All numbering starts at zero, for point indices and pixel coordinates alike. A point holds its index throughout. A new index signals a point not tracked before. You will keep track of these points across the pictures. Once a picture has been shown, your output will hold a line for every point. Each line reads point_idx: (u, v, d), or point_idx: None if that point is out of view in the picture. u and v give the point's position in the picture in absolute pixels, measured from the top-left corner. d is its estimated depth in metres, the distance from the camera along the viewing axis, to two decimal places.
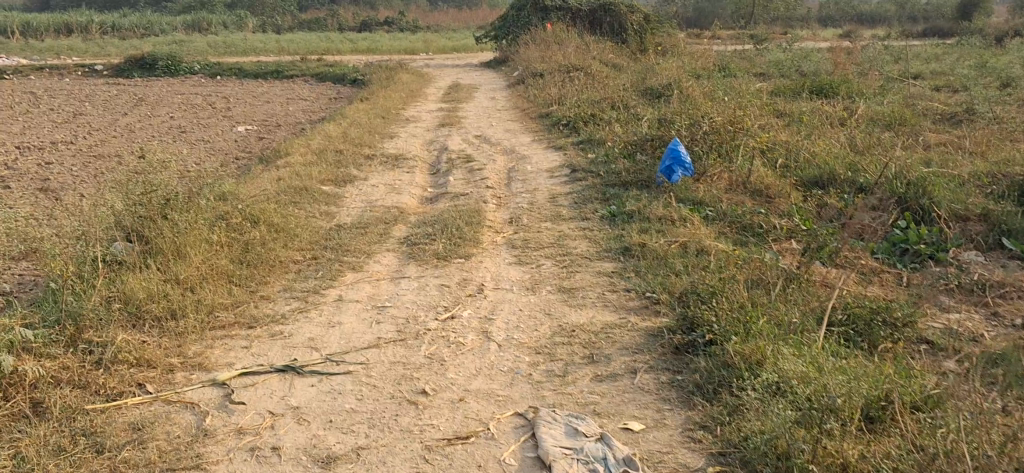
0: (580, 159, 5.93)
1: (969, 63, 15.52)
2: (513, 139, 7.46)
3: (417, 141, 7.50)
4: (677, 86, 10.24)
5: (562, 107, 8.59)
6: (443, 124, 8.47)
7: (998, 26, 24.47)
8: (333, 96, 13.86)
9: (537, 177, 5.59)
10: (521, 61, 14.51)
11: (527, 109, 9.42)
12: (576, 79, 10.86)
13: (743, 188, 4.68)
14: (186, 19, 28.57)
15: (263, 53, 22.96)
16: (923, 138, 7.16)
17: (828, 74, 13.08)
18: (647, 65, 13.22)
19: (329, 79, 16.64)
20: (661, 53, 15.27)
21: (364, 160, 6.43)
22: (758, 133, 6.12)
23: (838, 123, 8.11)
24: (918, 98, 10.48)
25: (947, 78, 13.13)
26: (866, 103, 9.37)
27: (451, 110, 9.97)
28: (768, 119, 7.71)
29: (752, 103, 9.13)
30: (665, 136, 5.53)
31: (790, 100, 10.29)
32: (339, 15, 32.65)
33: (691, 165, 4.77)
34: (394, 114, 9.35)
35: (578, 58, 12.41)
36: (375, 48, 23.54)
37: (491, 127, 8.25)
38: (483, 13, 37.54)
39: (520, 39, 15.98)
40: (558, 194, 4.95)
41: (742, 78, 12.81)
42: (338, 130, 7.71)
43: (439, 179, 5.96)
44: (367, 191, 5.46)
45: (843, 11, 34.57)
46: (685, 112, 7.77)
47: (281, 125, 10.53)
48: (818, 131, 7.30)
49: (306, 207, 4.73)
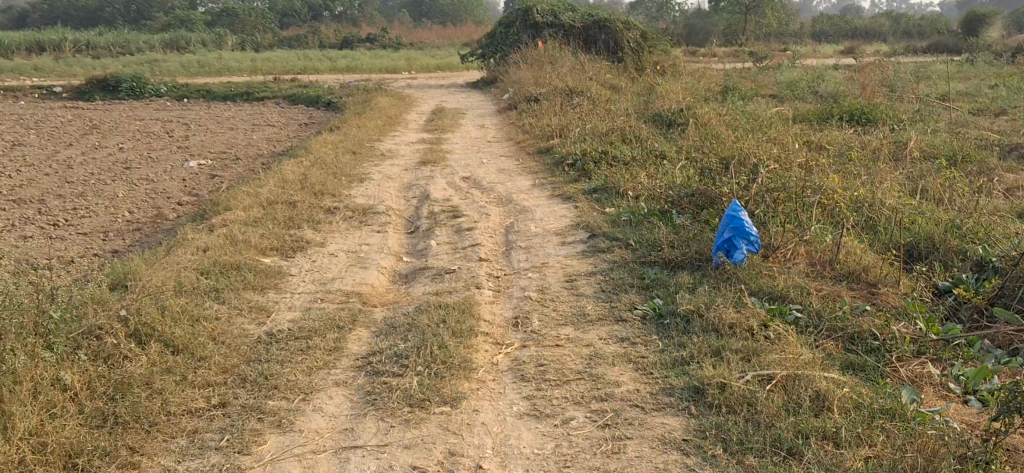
0: (597, 217, 4.69)
1: (993, 84, 14.36)
2: (508, 182, 6.23)
3: (394, 186, 6.26)
4: (690, 113, 9.06)
5: (564, 141, 7.37)
6: (425, 162, 7.23)
7: (1004, 43, 23.45)
8: (305, 122, 12.61)
9: (543, 244, 4.35)
10: (511, 83, 13.31)
11: (522, 141, 8.21)
12: (575, 106, 9.69)
13: (830, 272, 3.45)
14: (163, 36, 27.28)
15: (237, 74, 21.68)
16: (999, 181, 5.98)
17: (849, 96, 11.92)
18: (649, 88, 12.05)
19: (303, 102, 15.39)
20: (661, 74, 14.09)
21: (324, 214, 5.19)
22: (817, 182, 4.91)
23: (888, 161, 6.93)
24: (961, 126, 9.30)
25: (978, 102, 11.98)
26: (909, 134, 8.19)
27: (434, 141, 8.76)
28: (811, 158, 6.51)
29: (781, 134, 7.93)
30: (707, 189, 4.31)
31: (819, 129, 9.10)
32: (322, 33, 31.44)
33: (758, 237, 3.55)
34: (367, 148, 8.11)
35: (575, 82, 11.23)
36: (357, 67, 22.30)
37: (478, 166, 7.01)
38: (470, 29, 36.39)
39: (510, 58, 14.79)
40: (574, 275, 3.71)
41: (755, 102, 11.64)
42: (299, 173, 6.47)
43: (417, 243, 4.72)
44: (322, 265, 4.20)
45: (836, 26, 33.52)
46: (711, 158, 6.59)
47: (242, 158, 9.30)
48: (873, 172, 6.12)
49: (231, 298, 3.45)
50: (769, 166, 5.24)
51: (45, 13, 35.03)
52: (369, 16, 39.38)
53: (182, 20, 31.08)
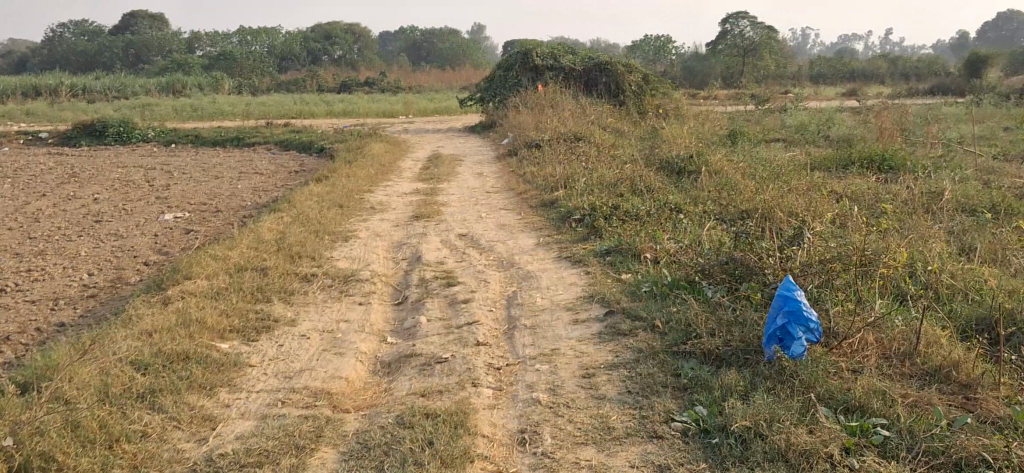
0: (613, 288, 4.03)
1: (1010, 128, 13.74)
2: (509, 242, 5.59)
3: (382, 245, 5.61)
4: (703, 160, 8.44)
5: (569, 193, 6.74)
6: (417, 217, 6.59)
7: (1009, 83, 22.97)
8: (295, 170, 12.01)
9: (552, 322, 3.69)
10: (510, 127, 12.73)
11: (522, 192, 7.57)
12: (578, 152, 9.08)
13: (910, 367, 2.78)
14: (159, 80, 26.82)
15: (230, 118, 21.14)
16: None
17: (865, 140, 11.33)
18: (654, 133, 11.45)
19: (294, 147, 14.80)
20: (665, 118, 13.50)
21: (300, 282, 4.54)
22: (865, 245, 4.25)
23: (926, 213, 6.30)
24: (990, 174, 8.66)
25: (998, 147, 11.35)
26: (940, 183, 7.57)
27: (427, 191, 8.13)
28: (843, 214, 5.85)
29: (804, 183, 7.29)
30: (746, 255, 3.64)
31: (841, 177, 8.45)
32: (319, 77, 31.02)
33: (819, 321, 2.87)
34: (355, 200, 7.48)
35: (578, 127, 10.63)
36: (353, 111, 21.78)
37: (476, 221, 6.37)
38: (468, 72, 35.97)
39: (508, 102, 14.24)
40: (592, 367, 3.04)
41: (766, 148, 11.04)
42: (276, 230, 5.83)
43: (405, 319, 4.06)
44: (290, 352, 3.53)
45: (834, 67, 33.07)
46: (738, 218, 5.96)
47: (224, 210, 8.67)
48: (915, 227, 5.47)
49: (167, 405, 2.80)
50: (808, 226, 4.58)
51: (43, 58, 34.52)
52: (366, 60, 39.02)
53: (179, 63, 30.65)
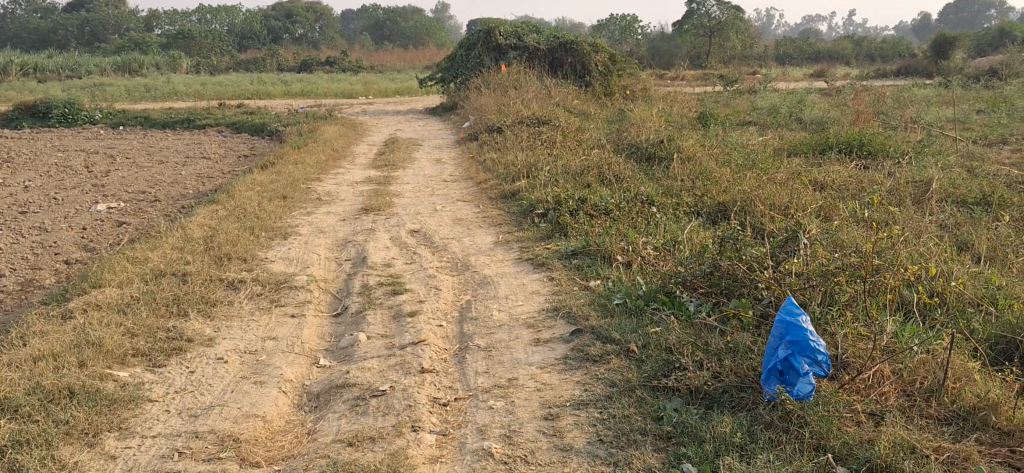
0: (580, 300, 3.54)
1: (983, 110, 13.45)
2: (466, 239, 5.09)
3: (324, 244, 5.07)
4: (674, 146, 7.99)
5: (533, 183, 6.25)
6: (366, 210, 6.05)
7: (978, 65, 22.75)
8: (244, 155, 11.38)
9: (510, 341, 3.19)
10: (472, 109, 12.20)
11: (482, 180, 7.07)
12: (542, 137, 8.59)
13: (937, 408, 2.32)
14: (113, 59, 25.85)
15: (183, 99, 20.36)
16: None
17: (838, 124, 10.95)
18: (621, 115, 10.97)
19: (247, 130, 14.14)
20: (632, 100, 13.03)
21: (226, 290, 3.99)
22: (865, 248, 3.80)
23: (915, 207, 5.89)
24: (972, 161, 8.29)
25: (975, 131, 11.02)
26: (924, 173, 7.18)
27: (380, 179, 7.60)
28: (829, 215, 5.45)
29: (780, 173, 6.87)
30: (735, 264, 3.17)
31: (817, 164, 8.04)
32: (280, 56, 30.17)
33: (826, 354, 2.41)
34: (300, 189, 6.92)
35: (542, 110, 10.13)
36: (311, 91, 21.09)
37: (430, 215, 5.85)
38: (432, 52, 35.24)
39: (470, 82, 13.69)
40: (556, 405, 2.55)
41: (738, 131, 10.62)
42: (207, 225, 5.27)
43: (343, 334, 3.54)
44: (202, 382, 3.00)
45: (800, 49, 32.76)
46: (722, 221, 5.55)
47: (163, 199, 8.07)
48: (907, 223, 5.05)
49: (31, 465, 2.26)
50: (797, 227, 4.14)
51: None
52: (328, 39, 38.11)
53: (135, 41, 29.63)
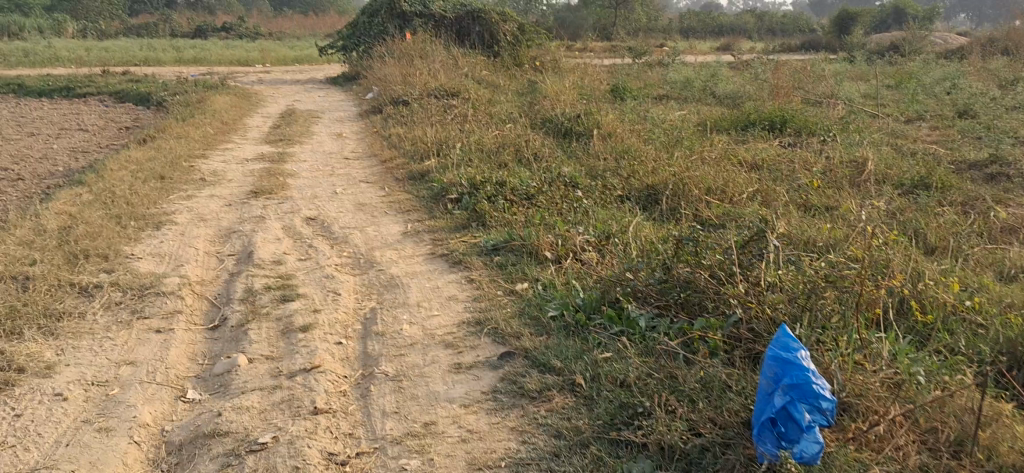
0: (508, 310, 2.99)
1: (893, 86, 13.33)
2: (370, 227, 4.48)
3: (205, 235, 4.38)
4: (592, 121, 7.49)
5: (444, 163, 5.66)
6: (255, 193, 5.35)
7: (880, 39, 22.89)
8: (126, 127, 10.43)
9: (426, 367, 2.61)
10: (374, 80, 11.47)
11: (387, 158, 6.44)
12: (451, 111, 7.98)
13: (971, 466, 1.87)
14: None
15: (64, 65, 18.95)
16: (1011, 232, 4.63)
17: (754, 100, 10.64)
18: (533, 87, 10.40)
19: (131, 100, 13.09)
20: (543, 71, 12.48)
21: (75, 297, 3.29)
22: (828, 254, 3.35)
23: (854, 193, 5.53)
24: (897, 139, 8.02)
25: (892, 107, 10.83)
26: (854, 153, 6.85)
27: (273, 156, 6.89)
28: (770, 206, 5.02)
29: (708, 154, 6.43)
30: (695, 270, 2.67)
31: (742, 143, 7.64)
32: (173, 21, 28.61)
33: (831, 397, 1.92)
34: (182, 168, 6.17)
35: (450, 81, 9.50)
36: (204, 58, 19.91)
37: (328, 199, 5.19)
38: (334, 20, 33.99)
39: (372, 51, 12.93)
40: (488, 467, 1.99)
41: (655, 105, 10.20)
42: (66, 213, 4.51)
43: (221, 356, 2.90)
44: (26, 432, 2.32)
45: (705, 21, 32.66)
46: (654, 210, 5.05)
47: (27, 178, 7.18)
48: (852, 217, 4.66)
49: None
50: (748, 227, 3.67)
51: None
52: (225, 5, 36.44)
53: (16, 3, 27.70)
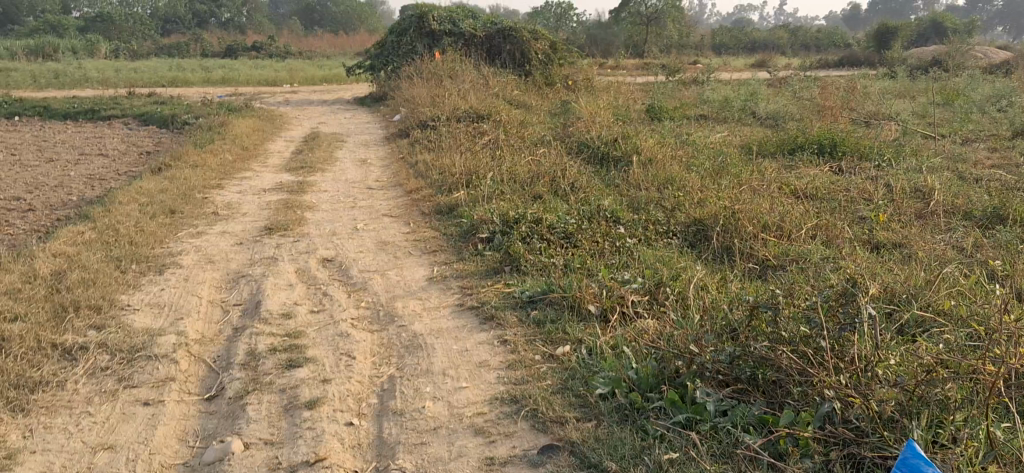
0: (548, 385, 2.56)
1: (941, 103, 12.73)
2: (393, 271, 4.07)
3: (211, 281, 3.99)
4: (630, 145, 7.05)
5: (473, 196, 5.24)
6: (270, 229, 4.96)
7: (920, 54, 22.20)
8: (147, 151, 10.13)
9: (452, 462, 2.18)
10: (402, 101, 11.11)
11: (414, 188, 6.04)
12: (481, 136, 7.58)
13: None
14: (23, 42, 24.02)
15: (93, 86, 18.80)
16: None
17: (797, 122, 10.14)
18: (565, 108, 9.97)
19: (155, 122, 12.82)
20: (576, 90, 12.06)
21: (53, 361, 2.89)
22: (915, 321, 2.89)
23: (921, 228, 5.04)
24: (957, 164, 7.48)
25: (944, 126, 10.26)
26: (914, 179, 6.34)
27: (294, 185, 6.51)
28: (832, 246, 4.54)
29: (757, 182, 5.96)
30: (773, 344, 2.23)
31: (790, 168, 7.15)
32: (204, 41, 28.53)
33: None
34: (196, 201, 5.80)
35: (480, 103, 9.10)
36: (233, 79, 19.69)
37: (348, 236, 4.79)
38: (364, 39, 33.80)
39: (400, 71, 12.58)
40: None
41: (693, 127, 9.73)
42: (62, 254, 4.13)
43: (214, 437, 2.49)
44: None
45: (737, 36, 32.05)
46: (703, 249, 4.58)
47: (38, 208, 6.85)
48: (925, 261, 4.18)
49: None
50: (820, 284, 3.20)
51: None
52: (256, 24, 36.40)
53: (50, 24, 27.76)
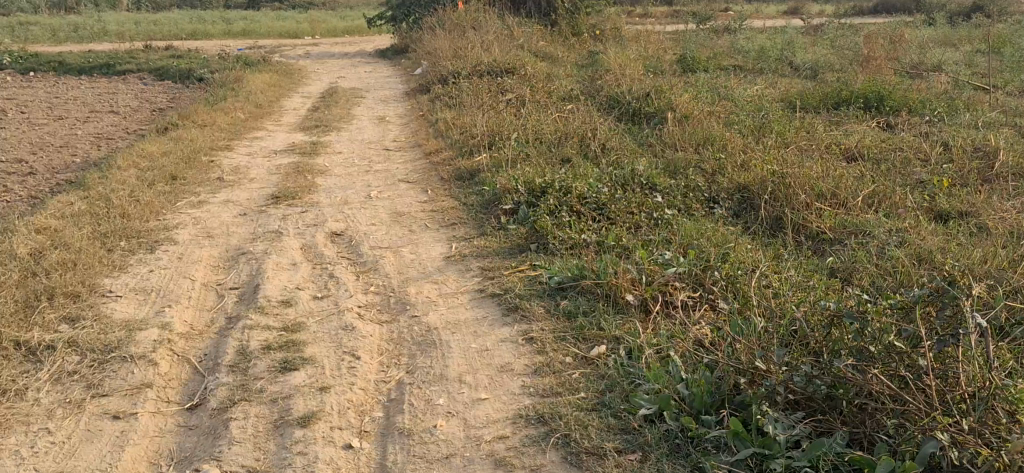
0: (582, 400, 2.19)
1: (988, 50, 12.06)
2: (406, 247, 3.69)
3: (207, 259, 3.63)
4: (663, 100, 6.59)
5: (496, 159, 4.84)
6: (277, 197, 4.58)
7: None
8: (160, 108, 9.78)
9: None
10: (423, 53, 10.64)
11: (433, 149, 5.64)
12: (504, 93, 7.14)
13: None
14: None
15: (111, 39, 18.41)
16: None
17: (837, 72, 9.58)
18: (593, 59, 9.47)
19: (171, 76, 12.44)
20: (603, 40, 11.53)
21: (15, 366, 2.54)
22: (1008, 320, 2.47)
23: (984, 192, 4.57)
24: (1014, 118, 6.95)
25: (995, 75, 9.65)
26: (971, 135, 5.83)
27: (306, 146, 6.12)
28: (893, 215, 4.09)
29: (803, 142, 5.49)
30: (861, 363, 1.85)
31: (835, 124, 6.66)
32: None
33: None
34: (201, 165, 5.43)
35: (503, 55, 8.62)
36: (253, 30, 19.23)
37: (360, 206, 4.40)
38: None
39: (421, 23, 12.09)
40: None
41: (727, 78, 9.21)
42: (47, 229, 3.79)
43: (191, 462, 2.15)
44: None
45: None
46: (749, 220, 4.14)
47: (41, 171, 6.52)
48: (997, 233, 3.73)
49: None
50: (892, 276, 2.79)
51: None
52: None
53: None
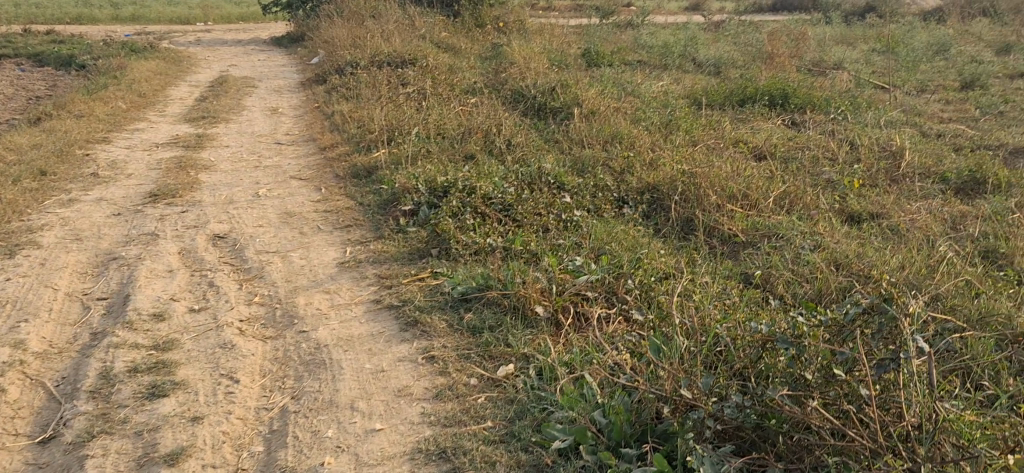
0: (488, 431, 1.98)
1: (884, 49, 12.28)
2: (295, 252, 3.41)
3: (72, 265, 3.28)
4: (568, 95, 6.41)
5: (395, 155, 4.58)
6: (155, 195, 4.23)
7: None
8: (36, 96, 9.18)
9: None
10: (320, 42, 10.25)
11: (328, 144, 5.34)
12: (404, 85, 6.86)
13: None
14: None
15: None
16: None
17: (738, 70, 9.57)
18: (496, 51, 9.24)
19: (50, 63, 11.73)
20: (507, 32, 11.32)
21: None
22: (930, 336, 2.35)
23: (889, 193, 4.52)
24: (913, 117, 6.99)
25: (891, 74, 9.78)
26: (873, 134, 5.81)
27: (191, 139, 5.74)
28: (804, 218, 3.99)
29: (711, 141, 5.38)
30: (796, 394, 1.68)
31: (740, 122, 6.59)
32: None
33: None
34: (73, 159, 5.02)
35: (403, 45, 8.32)
36: (142, 15, 18.40)
37: (247, 205, 4.08)
38: None
39: (319, 11, 11.67)
40: None
41: (631, 73, 9.09)
42: None
43: None
44: None
45: None
46: (659, 221, 3.99)
47: None
48: (907, 238, 3.64)
49: None
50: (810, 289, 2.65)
51: None
52: None
53: None
